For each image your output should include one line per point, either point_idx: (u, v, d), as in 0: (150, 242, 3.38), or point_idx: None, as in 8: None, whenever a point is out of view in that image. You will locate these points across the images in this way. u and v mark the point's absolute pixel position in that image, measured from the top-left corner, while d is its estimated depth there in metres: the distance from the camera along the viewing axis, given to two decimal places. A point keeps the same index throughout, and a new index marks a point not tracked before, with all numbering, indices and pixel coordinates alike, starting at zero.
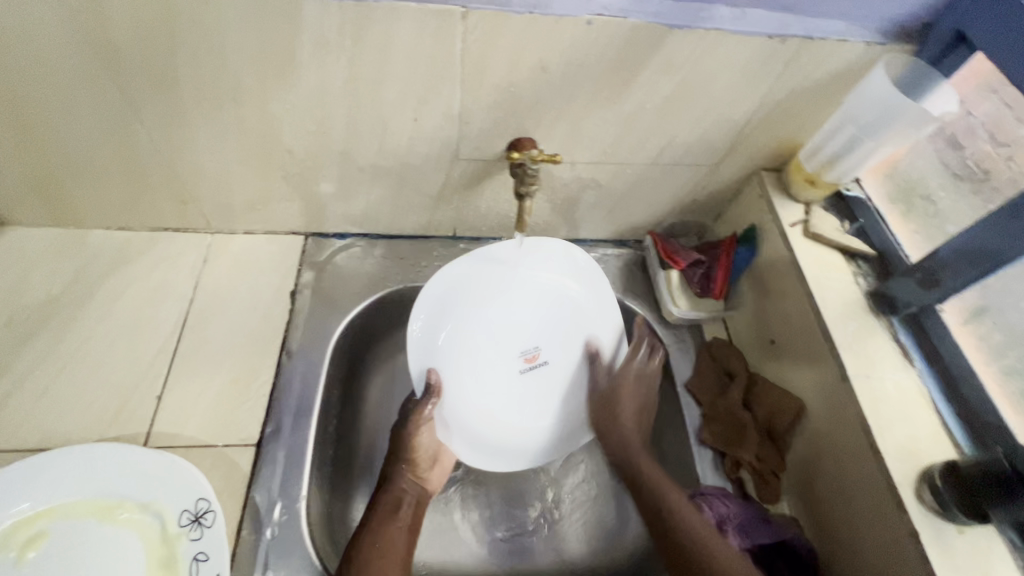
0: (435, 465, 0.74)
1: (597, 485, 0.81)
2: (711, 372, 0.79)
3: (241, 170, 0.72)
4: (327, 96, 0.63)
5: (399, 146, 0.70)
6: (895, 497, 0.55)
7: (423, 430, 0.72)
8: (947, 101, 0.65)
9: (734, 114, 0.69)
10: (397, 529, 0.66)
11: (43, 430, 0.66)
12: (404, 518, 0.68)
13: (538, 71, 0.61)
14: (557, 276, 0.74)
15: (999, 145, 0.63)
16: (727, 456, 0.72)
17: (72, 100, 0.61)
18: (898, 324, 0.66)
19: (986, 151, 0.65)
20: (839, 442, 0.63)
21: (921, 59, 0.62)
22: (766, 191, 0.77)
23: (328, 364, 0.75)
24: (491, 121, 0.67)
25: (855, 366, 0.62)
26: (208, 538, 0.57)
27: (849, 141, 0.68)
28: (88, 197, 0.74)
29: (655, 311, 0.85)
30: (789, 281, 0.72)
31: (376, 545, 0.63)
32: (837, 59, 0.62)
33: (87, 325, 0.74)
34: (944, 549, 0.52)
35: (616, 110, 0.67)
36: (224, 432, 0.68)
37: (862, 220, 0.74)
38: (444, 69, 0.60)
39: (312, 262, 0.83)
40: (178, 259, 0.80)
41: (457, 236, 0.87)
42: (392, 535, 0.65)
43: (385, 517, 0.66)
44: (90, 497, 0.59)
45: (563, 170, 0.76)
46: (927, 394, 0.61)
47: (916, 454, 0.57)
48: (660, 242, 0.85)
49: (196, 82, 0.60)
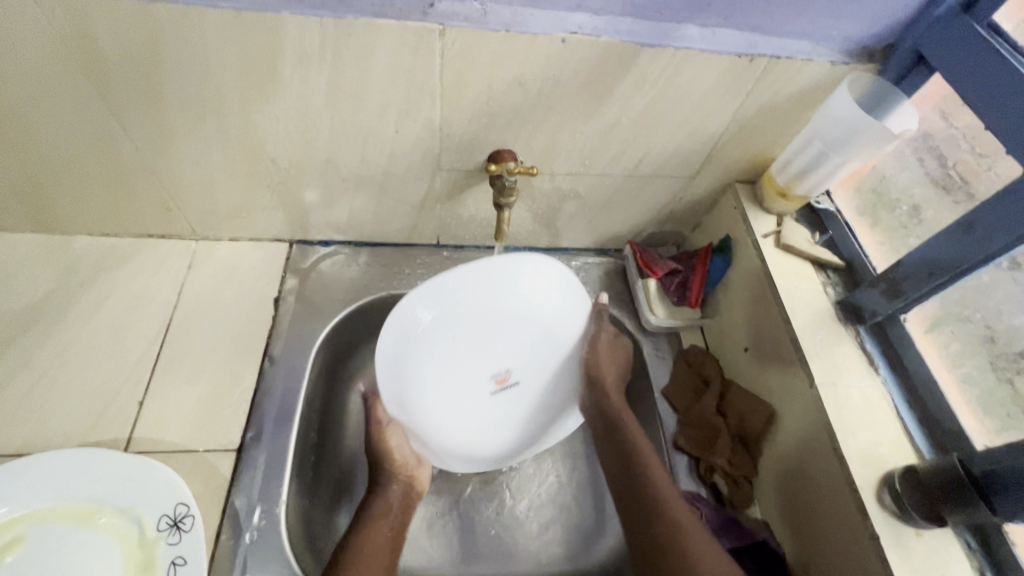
0: (419, 465, 0.76)
1: (576, 491, 0.82)
2: (687, 379, 0.80)
3: (225, 178, 0.73)
4: (309, 107, 0.64)
5: (382, 156, 0.71)
6: (858, 500, 0.57)
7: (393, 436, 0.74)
8: (909, 118, 0.66)
9: (707, 129, 0.71)
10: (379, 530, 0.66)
11: (24, 435, 0.66)
12: (388, 521, 0.68)
13: (515, 86, 0.63)
14: (541, 294, 0.68)
15: (979, 156, 0.63)
16: (701, 461, 0.74)
17: (57, 109, 0.62)
18: (864, 332, 0.69)
19: (968, 163, 0.65)
20: (807, 447, 0.64)
21: (884, 79, 0.65)
22: (739, 203, 0.79)
23: (310, 370, 0.76)
24: (471, 134, 0.69)
25: (822, 374, 0.64)
26: (186, 542, 0.57)
27: (818, 155, 0.70)
28: (72, 203, 0.75)
29: (634, 318, 0.87)
30: (761, 290, 0.74)
31: (359, 547, 0.63)
32: (805, 77, 0.64)
33: (69, 330, 0.74)
34: (903, 551, 0.54)
35: (592, 124, 0.69)
36: (205, 437, 0.69)
37: (832, 231, 0.77)
38: (423, 84, 0.62)
39: (296, 269, 0.84)
40: (163, 265, 0.81)
41: (440, 244, 0.89)
42: (374, 536, 0.65)
43: (368, 522, 0.67)
44: (69, 502, 0.59)
45: (543, 181, 0.77)
46: (891, 401, 0.64)
47: (878, 459, 0.59)
48: (639, 250, 0.87)
49: (180, 93, 0.61)
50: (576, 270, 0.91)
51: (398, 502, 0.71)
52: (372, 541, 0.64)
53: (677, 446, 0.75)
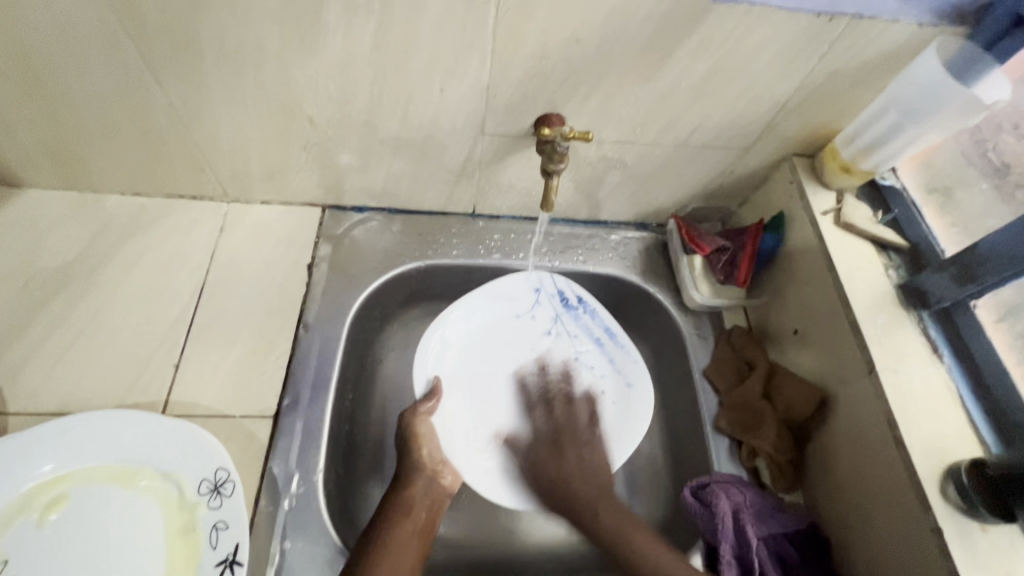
0: (445, 463, 0.71)
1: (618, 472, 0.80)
2: (730, 360, 0.78)
3: (260, 137, 0.70)
4: (351, 63, 0.61)
5: (424, 118, 0.68)
6: (920, 493, 0.54)
7: (422, 445, 0.71)
8: (1000, 87, 0.60)
9: (771, 96, 0.66)
10: (403, 534, 0.63)
11: (61, 395, 0.66)
12: (415, 520, 0.65)
13: (572, 44, 0.59)
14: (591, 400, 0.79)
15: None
16: (744, 445, 0.72)
17: (89, 59, 0.59)
18: (928, 319, 0.65)
19: (1013, 148, 0.68)
20: (861, 432, 0.62)
21: (973, 44, 0.58)
22: (797, 178, 0.75)
23: (344, 337, 0.75)
24: (519, 95, 0.65)
25: (883, 359, 0.61)
26: (227, 507, 0.57)
27: (891, 127, 0.65)
28: (104, 160, 0.73)
29: (676, 296, 0.84)
30: (817, 271, 0.70)
31: (386, 549, 0.60)
32: (887, 39, 0.59)
33: (103, 292, 0.73)
34: (967, 546, 0.52)
35: (649, 88, 0.64)
36: (241, 404, 0.68)
37: (896, 211, 0.72)
38: (474, 38, 0.58)
39: (329, 235, 0.81)
40: (194, 228, 0.79)
41: (475, 214, 0.86)
42: (398, 537, 0.62)
43: (393, 517, 0.64)
44: (110, 463, 0.59)
45: (589, 149, 0.73)
46: (956, 392, 0.60)
47: (941, 451, 0.56)
48: (684, 226, 0.83)
49: (218, 44, 0.58)
50: (615, 245, 0.88)
51: (426, 503, 0.67)
52: (395, 545, 0.61)
53: (718, 430, 0.74)
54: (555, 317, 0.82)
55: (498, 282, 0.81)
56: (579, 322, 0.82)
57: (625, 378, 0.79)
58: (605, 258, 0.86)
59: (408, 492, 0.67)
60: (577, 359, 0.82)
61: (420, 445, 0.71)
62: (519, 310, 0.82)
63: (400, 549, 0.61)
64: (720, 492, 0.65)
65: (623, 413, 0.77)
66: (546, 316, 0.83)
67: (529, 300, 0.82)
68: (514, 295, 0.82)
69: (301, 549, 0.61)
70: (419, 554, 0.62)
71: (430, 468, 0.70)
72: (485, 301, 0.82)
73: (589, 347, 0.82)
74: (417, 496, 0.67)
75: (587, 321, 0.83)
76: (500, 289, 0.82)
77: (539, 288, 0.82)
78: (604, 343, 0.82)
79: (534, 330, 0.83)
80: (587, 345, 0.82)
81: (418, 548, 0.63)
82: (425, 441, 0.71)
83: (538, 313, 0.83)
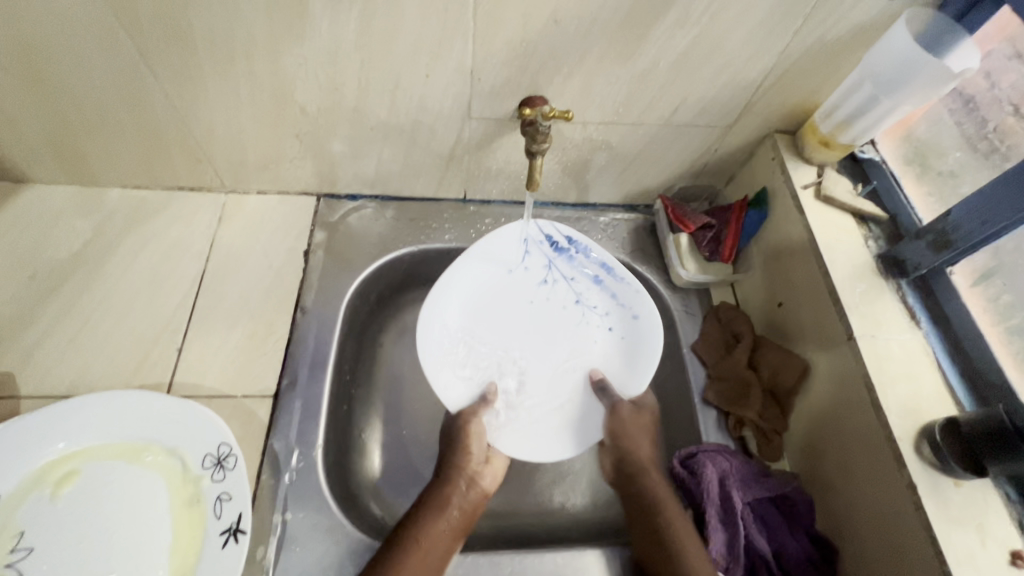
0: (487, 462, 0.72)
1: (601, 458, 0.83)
2: (717, 334, 0.80)
3: (254, 126, 0.72)
4: (338, 51, 0.63)
5: (411, 104, 0.70)
6: (895, 450, 0.56)
7: (473, 440, 0.72)
8: (970, 57, 0.61)
9: (750, 73, 0.68)
10: (437, 533, 0.64)
11: (71, 379, 0.68)
12: (449, 520, 0.66)
13: (551, 26, 0.61)
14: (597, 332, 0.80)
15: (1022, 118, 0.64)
16: (732, 416, 0.74)
17: (86, 53, 0.61)
18: (907, 286, 0.66)
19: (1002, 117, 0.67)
20: (841, 393, 0.64)
21: (943, 17, 0.61)
22: (779, 153, 0.76)
23: (341, 319, 0.77)
24: (502, 79, 0.67)
25: (861, 326, 0.63)
26: (230, 480, 0.59)
27: (868, 99, 0.67)
28: (105, 153, 0.75)
29: (664, 274, 0.86)
30: (800, 243, 0.72)
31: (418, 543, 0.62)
32: (859, 13, 0.60)
33: (108, 281, 0.76)
34: (940, 500, 0.54)
35: (628, 68, 0.66)
36: (243, 384, 0.70)
37: (876, 182, 0.74)
38: (456, 22, 0.60)
39: (324, 222, 0.84)
40: (194, 218, 0.82)
41: (466, 199, 0.88)
42: (431, 536, 0.63)
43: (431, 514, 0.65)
44: (118, 440, 0.62)
45: (574, 131, 0.75)
46: (932, 354, 0.62)
47: (917, 411, 0.58)
48: (670, 205, 0.85)
49: (210, 36, 0.60)
50: (604, 226, 0.90)
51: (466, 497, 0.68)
52: (423, 545, 0.62)
53: (706, 401, 0.76)
54: (548, 264, 0.81)
55: (489, 236, 0.79)
56: (573, 263, 0.81)
57: (632, 310, 0.79)
58: (595, 239, 0.88)
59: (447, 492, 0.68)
60: (579, 300, 0.82)
61: (470, 443, 0.71)
62: (511, 265, 0.81)
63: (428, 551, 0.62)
64: (706, 461, 0.68)
65: (632, 341, 0.78)
66: (539, 265, 0.81)
67: (520, 253, 0.81)
68: (504, 250, 0.80)
69: (301, 520, 0.63)
70: (449, 557, 0.63)
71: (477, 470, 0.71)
72: (471, 264, 0.79)
73: (589, 285, 0.81)
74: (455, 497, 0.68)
75: (581, 260, 0.81)
76: (486, 250, 0.79)
77: (527, 238, 0.80)
78: (603, 279, 0.80)
79: (529, 281, 0.82)
80: (586, 285, 0.81)
81: (451, 543, 0.64)
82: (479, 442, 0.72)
83: (530, 265, 0.81)
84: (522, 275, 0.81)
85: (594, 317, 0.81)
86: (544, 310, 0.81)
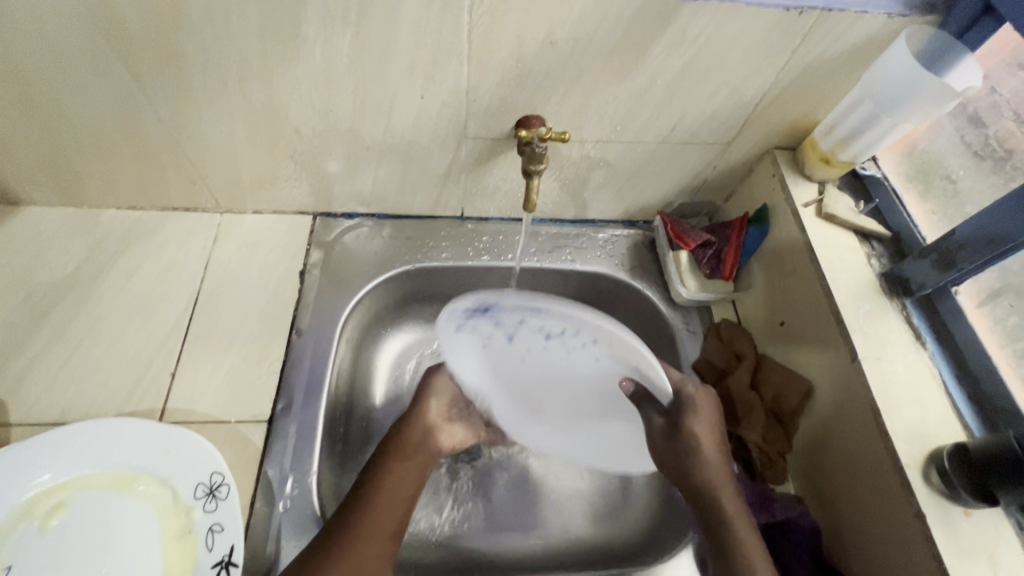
0: (446, 423, 0.72)
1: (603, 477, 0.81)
2: (719, 353, 0.78)
3: (248, 147, 0.72)
4: (332, 73, 0.62)
5: (407, 124, 0.69)
6: (903, 478, 0.55)
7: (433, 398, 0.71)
8: (973, 74, 0.61)
9: (748, 90, 0.67)
10: (405, 475, 0.64)
11: (62, 405, 0.67)
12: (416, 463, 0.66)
13: (546, 46, 0.60)
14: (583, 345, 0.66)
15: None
16: (735, 436, 0.73)
17: (78, 76, 0.61)
18: (912, 306, 0.65)
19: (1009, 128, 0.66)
20: (847, 416, 0.62)
21: (944, 33, 0.60)
22: (779, 170, 0.75)
23: (337, 341, 0.76)
24: (497, 99, 0.66)
25: (866, 348, 0.62)
26: (222, 510, 0.58)
27: (868, 117, 0.66)
28: (100, 175, 0.75)
29: (664, 292, 0.85)
30: (801, 261, 0.71)
31: (389, 483, 0.62)
32: (858, 31, 0.60)
33: (101, 304, 0.75)
34: (950, 530, 0.52)
35: (626, 86, 0.65)
36: (236, 409, 0.69)
37: (878, 200, 0.73)
38: (450, 44, 0.59)
39: (320, 242, 0.83)
40: (188, 239, 0.81)
41: (464, 217, 0.87)
42: (400, 478, 0.63)
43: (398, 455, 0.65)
44: (109, 469, 0.61)
45: (571, 149, 0.74)
46: (939, 377, 0.61)
47: (924, 437, 0.57)
48: (670, 222, 0.84)
49: (203, 59, 0.60)
50: (603, 243, 0.88)
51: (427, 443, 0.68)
52: (394, 487, 0.62)
53: None
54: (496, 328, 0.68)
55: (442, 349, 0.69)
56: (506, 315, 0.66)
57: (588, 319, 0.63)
58: (594, 256, 0.87)
59: (411, 437, 0.68)
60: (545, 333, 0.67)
61: (431, 400, 0.71)
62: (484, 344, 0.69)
63: (398, 495, 0.62)
64: None
65: (614, 336, 0.63)
66: (488, 330, 0.68)
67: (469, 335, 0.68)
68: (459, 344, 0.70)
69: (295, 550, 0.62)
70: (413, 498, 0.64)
71: (437, 424, 0.71)
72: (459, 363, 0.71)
73: (535, 318, 0.66)
74: (417, 445, 0.67)
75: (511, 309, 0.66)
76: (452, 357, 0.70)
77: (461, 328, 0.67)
78: (541, 308, 0.65)
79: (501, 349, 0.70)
80: (531, 317, 0.66)
81: (415, 483, 0.64)
82: (438, 396, 0.72)
83: (484, 336, 0.68)
84: (494, 340, 0.69)
85: (567, 339, 0.66)
86: (534, 360, 0.70)
